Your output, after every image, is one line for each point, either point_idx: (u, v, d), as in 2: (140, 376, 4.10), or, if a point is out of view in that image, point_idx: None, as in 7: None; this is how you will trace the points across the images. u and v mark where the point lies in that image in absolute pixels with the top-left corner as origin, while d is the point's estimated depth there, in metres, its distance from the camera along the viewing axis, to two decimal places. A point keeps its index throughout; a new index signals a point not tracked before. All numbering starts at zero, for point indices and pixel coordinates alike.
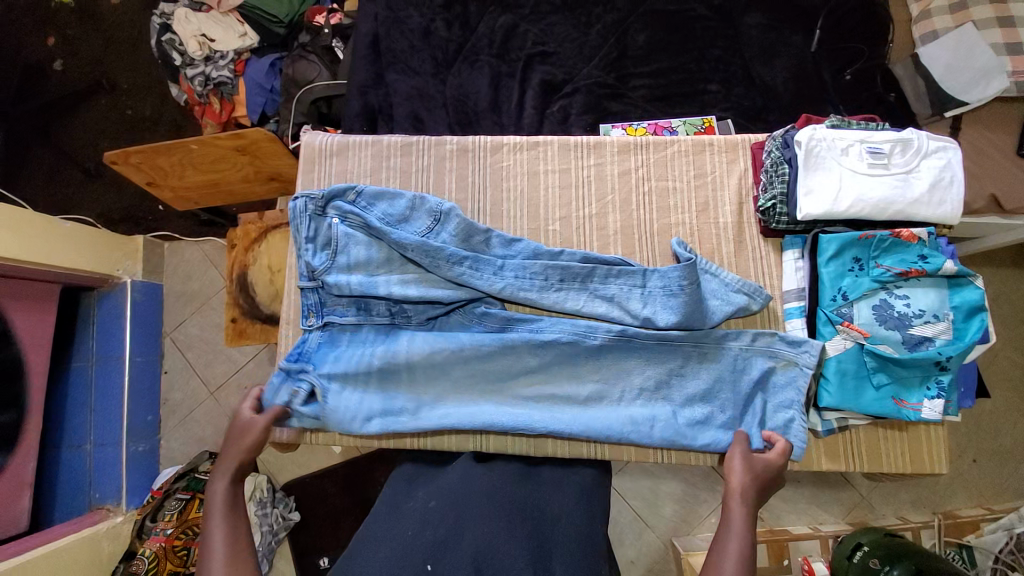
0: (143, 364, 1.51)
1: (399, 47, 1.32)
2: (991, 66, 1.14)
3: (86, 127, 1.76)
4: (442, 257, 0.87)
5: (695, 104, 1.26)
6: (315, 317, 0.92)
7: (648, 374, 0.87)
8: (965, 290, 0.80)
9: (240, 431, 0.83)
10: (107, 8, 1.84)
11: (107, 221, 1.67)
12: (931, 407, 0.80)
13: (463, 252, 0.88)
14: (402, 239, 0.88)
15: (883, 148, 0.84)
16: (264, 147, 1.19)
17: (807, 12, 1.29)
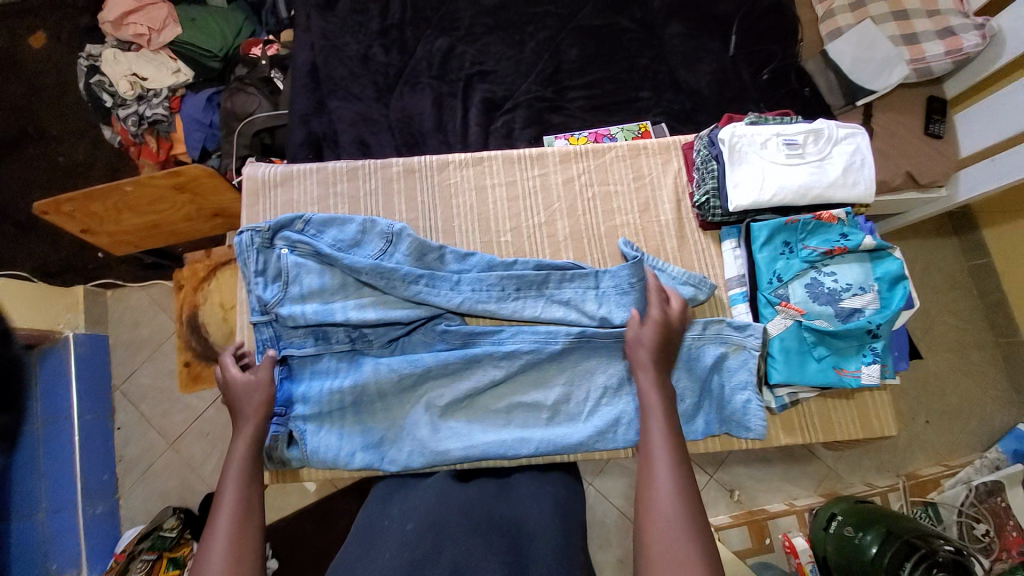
0: (92, 423, 1.42)
1: (338, 74, 1.33)
2: (892, 56, 1.25)
3: (13, 179, 1.66)
4: (397, 278, 0.88)
5: (630, 111, 1.33)
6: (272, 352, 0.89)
7: (611, 371, 0.89)
8: (886, 262, 0.87)
9: (246, 391, 0.83)
10: (28, 54, 1.76)
11: (43, 274, 1.57)
12: (870, 372, 0.85)
13: (418, 270, 0.89)
14: (355, 262, 0.88)
15: (797, 139, 0.91)
16: (204, 182, 1.16)
17: (722, 19, 1.38)
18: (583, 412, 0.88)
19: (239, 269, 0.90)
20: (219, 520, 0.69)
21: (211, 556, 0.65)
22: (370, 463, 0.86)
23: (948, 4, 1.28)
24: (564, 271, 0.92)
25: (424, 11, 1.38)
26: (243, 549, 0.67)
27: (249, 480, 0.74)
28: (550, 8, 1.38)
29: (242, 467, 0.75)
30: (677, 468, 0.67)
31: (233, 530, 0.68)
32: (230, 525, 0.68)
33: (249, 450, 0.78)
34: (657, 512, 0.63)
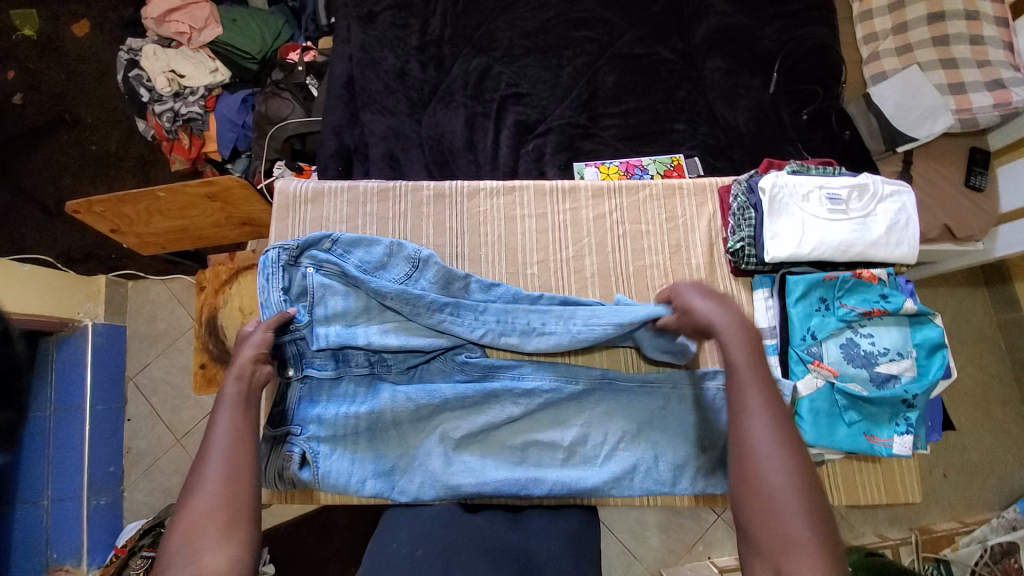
0: (105, 413, 1.43)
1: (374, 87, 1.34)
2: (936, 105, 1.23)
3: (47, 164, 1.70)
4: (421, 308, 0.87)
5: (663, 143, 1.31)
6: (293, 369, 0.89)
7: (631, 416, 0.87)
8: (925, 328, 0.85)
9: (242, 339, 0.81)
10: (70, 41, 1.80)
11: (68, 260, 1.60)
12: (902, 443, 0.82)
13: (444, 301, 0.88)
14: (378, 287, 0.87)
15: (841, 194, 0.89)
16: (235, 192, 1.17)
17: (764, 55, 1.35)
18: (599, 455, 0.86)
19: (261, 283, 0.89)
20: (211, 455, 0.68)
21: (203, 491, 0.65)
22: (380, 492, 0.85)
23: (999, 54, 1.24)
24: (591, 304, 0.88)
25: (464, 29, 1.38)
26: (235, 485, 0.67)
27: (242, 423, 0.72)
28: (590, 33, 1.37)
29: (236, 407, 0.73)
30: (786, 467, 0.60)
31: (225, 466, 0.68)
32: (221, 463, 0.68)
33: (242, 391, 0.75)
34: (769, 516, 0.58)
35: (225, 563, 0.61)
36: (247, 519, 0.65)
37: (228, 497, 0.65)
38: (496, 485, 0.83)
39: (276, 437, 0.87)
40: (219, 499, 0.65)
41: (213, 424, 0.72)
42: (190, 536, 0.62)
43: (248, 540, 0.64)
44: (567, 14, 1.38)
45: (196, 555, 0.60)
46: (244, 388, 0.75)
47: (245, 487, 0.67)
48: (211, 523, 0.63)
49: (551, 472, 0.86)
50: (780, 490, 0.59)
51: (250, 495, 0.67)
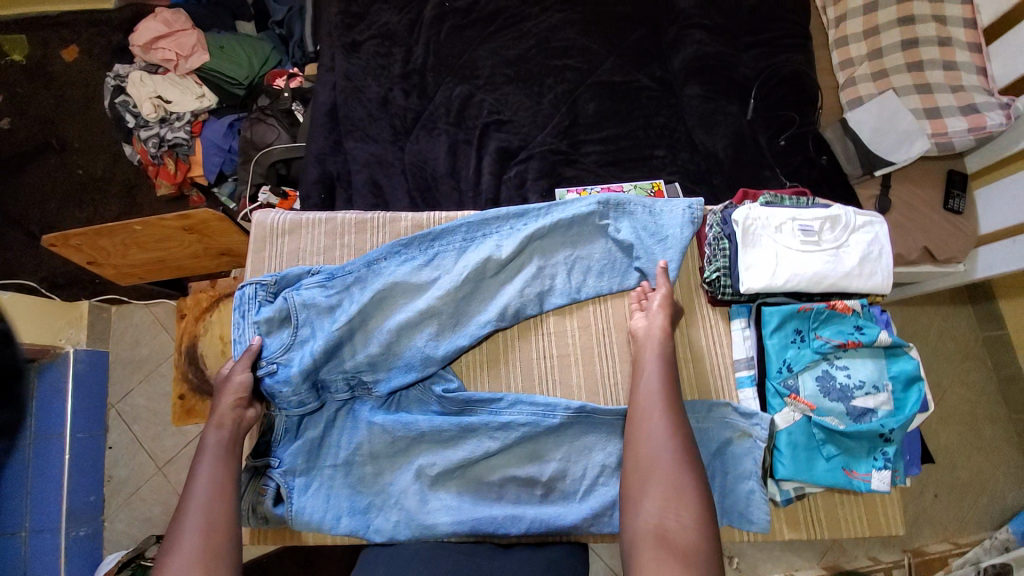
0: (86, 441, 1.40)
1: (357, 115, 1.35)
2: (912, 129, 1.25)
3: (34, 188, 1.70)
4: (399, 287, 0.90)
5: (644, 169, 1.33)
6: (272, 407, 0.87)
7: (611, 450, 0.86)
8: (901, 360, 0.85)
9: (224, 384, 0.84)
10: (59, 67, 1.81)
11: (51, 285, 1.58)
12: (880, 478, 0.82)
13: (421, 266, 0.92)
14: (354, 276, 0.91)
15: (813, 226, 0.90)
16: (213, 226, 1.19)
17: (742, 82, 1.38)
18: (579, 492, 0.85)
19: (235, 321, 0.88)
20: (189, 510, 0.72)
21: (181, 545, 0.68)
22: (355, 530, 0.83)
23: (973, 80, 1.27)
24: (593, 231, 0.96)
25: (447, 58, 1.40)
26: (213, 537, 0.70)
27: (221, 473, 0.76)
28: (570, 62, 1.39)
29: (219, 456, 0.78)
30: (673, 431, 0.75)
31: (203, 519, 0.71)
32: (199, 517, 0.71)
33: (224, 438, 0.80)
34: (655, 468, 0.73)
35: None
36: (225, 565, 0.68)
37: (206, 548, 0.69)
38: (474, 520, 0.82)
39: (257, 467, 0.85)
40: (196, 552, 0.68)
41: (193, 475, 0.76)
42: None
43: None
44: (548, 43, 1.40)
45: None
46: (225, 435, 0.80)
47: (225, 538, 0.70)
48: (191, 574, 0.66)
49: (528, 508, 0.84)
50: (664, 450, 0.74)
51: (229, 546, 0.70)
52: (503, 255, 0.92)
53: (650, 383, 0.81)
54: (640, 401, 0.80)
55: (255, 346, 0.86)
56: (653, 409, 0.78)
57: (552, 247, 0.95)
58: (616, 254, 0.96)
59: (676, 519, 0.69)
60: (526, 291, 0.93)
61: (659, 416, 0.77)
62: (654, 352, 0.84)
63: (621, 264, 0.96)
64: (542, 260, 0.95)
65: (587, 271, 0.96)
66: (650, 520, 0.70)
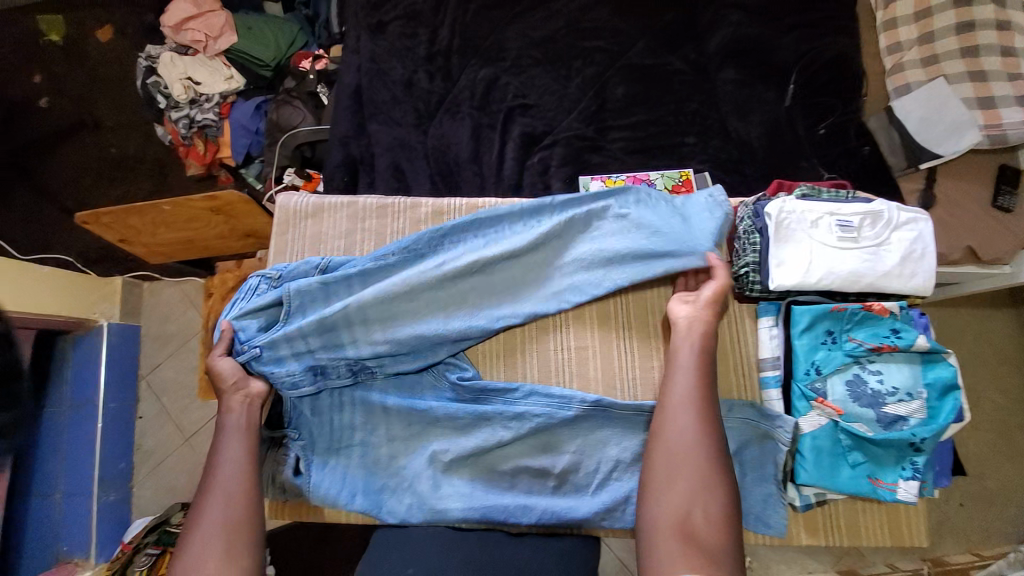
0: (117, 410, 1.47)
1: (381, 98, 1.34)
2: (963, 120, 1.18)
3: (70, 165, 1.75)
4: (400, 278, 0.88)
5: (672, 157, 1.28)
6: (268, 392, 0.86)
7: (625, 445, 0.85)
8: (938, 367, 0.81)
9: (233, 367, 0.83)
10: (95, 46, 1.85)
11: (86, 260, 1.64)
12: (907, 488, 0.79)
13: (425, 260, 0.91)
14: (358, 266, 0.88)
15: (853, 222, 0.85)
16: (238, 208, 1.21)
17: (781, 67, 1.31)
18: (591, 486, 0.85)
19: (233, 308, 0.89)
20: (214, 484, 0.75)
21: (207, 525, 0.72)
22: (368, 509, 0.84)
23: None
24: (617, 222, 0.94)
25: (473, 39, 1.37)
26: (234, 512, 0.73)
27: (241, 456, 0.78)
28: (601, 43, 1.34)
29: (236, 439, 0.79)
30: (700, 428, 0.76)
31: (225, 495, 0.74)
32: (223, 492, 0.74)
33: (242, 420, 0.81)
34: (682, 464, 0.74)
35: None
36: (245, 545, 0.71)
37: (228, 522, 0.72)
38: (484, 507, 0.83)
39: (274, 438, 0.89)
40: (219, 533, 0.71)
41: (214, 457, 0.78)
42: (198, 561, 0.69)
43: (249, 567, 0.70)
44: (578, 24, 1.36)
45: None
46: (248, 414, 0.81)
47: (245, 514, 0.73)
48: (213, 545, 0.70)
49: (540, 500, 0.84)
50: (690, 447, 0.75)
51: (249, 522, 0.73)
52: (508, 253, 0.90)
53: (681, 377, 0.80)
54: (671, 394, 0.80)
55: (229, 331, 0.85)
56: (685, 407, 0.77)
57: (572, 238, 0.94)
58: (643, 244, 0.91)
59: (702, 513, 0.71)
60: (544, 284, 0.92)
61: (690, 411, 0.77)
62: (688, 345, 0.82)
63: (651, 254, 0.91)
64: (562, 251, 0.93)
65: (612, 260, 0.92)
66: (674, 513, 0.71)
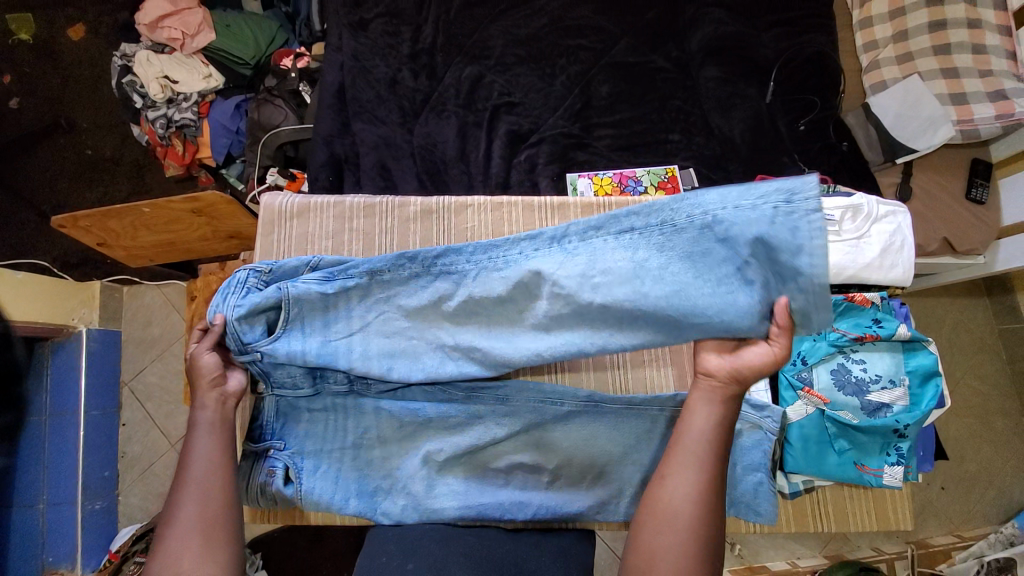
0: (99, 418, 1.43)
1: (365, 96, 1.32)
2: (937, 116, 1.20)
3: (44, 169, 1.70)
4: (400, 305, 0.84)
5: (657, 154, 1.29)
6: (268, 387, 0.86)
7: (617, 438, 0.86)
8: (919, 355, 0.83)
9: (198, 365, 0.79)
10: (66, 45, 1.79)
11: (64, 264, 1.60)
12: (891, 473, 0.82)
13: (428, 284, 0.83)
14: (354, 280, 0.83)
15: (834, 215, 0.88)
16: (222, 208, 1.18)
17: (762, 64, 1.33)
18: (585, 479, 0.86)
19: (222, 302, 0.82)
20: (187, 478, 0.71)
21: (181, 522, 0.68)
22: (362, 512, 0.84)
23: (1002, 64, 1.21)
24: (627, 269, 0.74)
25: (456, 37, 1.36)
26: (210, 508, 0.70)
27: (217, 451, 0.75)
28: (585, 41, 1.35)
29: (211, 431, 0.76)
30: (699, 495, 0.65)
31: (200, 488, 0.71)
32: (196, 492, 0.70)
33: (215, 416, 0.77)
34: (675, 516, 0.64)
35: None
36: (225, 539, 0.68)
37: (203, 518, 0.69)
38: (480, 503, 0.83)
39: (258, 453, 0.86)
40: (196, 526, 0.68)
41: (189, 449, 0.74)
42: (173, 557, 0.65)
43: (227, 562, 0.67)
44: (561, 21, 1.36)
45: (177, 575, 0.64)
46: (222, 411, 0.78)
47: (222, 509, 0.70)
48: (191, 540, 0.67)
49: (533, 494, 0.85)
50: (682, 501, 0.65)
51: (226, 518, 0.70)
52: (507, 279, 0.79)
53: (688, 447, 0.68)
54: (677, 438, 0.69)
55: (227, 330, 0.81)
56: (689, 458, 0.67)
57: (576, 295, 0.76)
58: (663, 305, 0.72)
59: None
60: (540, 344, 0.80)
61: (694, 460, 0.67)
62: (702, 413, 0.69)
63: (679, 313, 0.72)
64: (566, 304, 0.77)
65: (623, 319, 0.75)
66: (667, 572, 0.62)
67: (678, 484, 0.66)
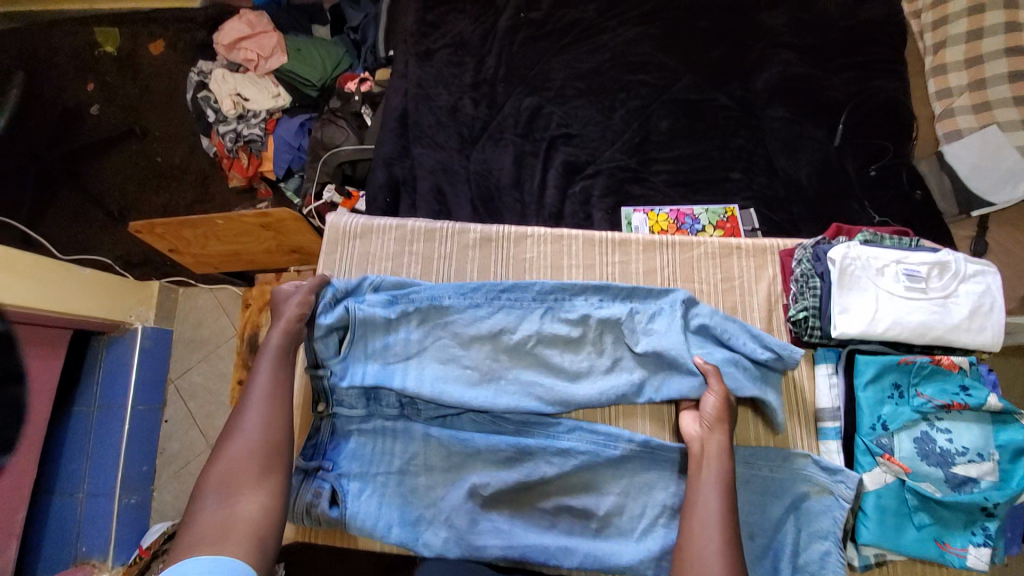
0: (144, 413, 1.47)
1: (426, 122, 1.36)
2: (1017, 168, 1.15)
3: (116, 172, 1.81)
4: (457, 332, 0.86)
5: (718, 192, 1.27)
6: (324, 405, 0.86)
7: (672, 490, 0.82)
8: (1011, 429, 0.77)
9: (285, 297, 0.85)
10: (147, 60, 1.93)
11: (125, 263, 1.68)
12: (978, 555, 0.75)
13: (489, 313, 0.87)
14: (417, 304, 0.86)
15: (920, 271, 0.84)
16: (289, 224, 1.23)
17: (830, 106, 1.30)
18: (634, 531, 0.82)
19: None
20: (249, 403, 0.73)
21: (244, 438, 0.70)
22: (404, 542, 0.82)
23: None
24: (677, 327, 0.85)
25: (519, 69, 1.39)
26: (271, 432, 0.72)
27: (280, 377, 0.77)
28: (646, 77, 1.36)
29: (275, 353, 0.78)
30: (722, 558, 0.66)
31: (261, 417, 0.72)
32: (260, 411, 0.72)
33: (286, 343, 0.80)
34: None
35: (258, 509, 0.66)
36: (282, 465, 0.71)
37: (262, 450, 0.70)
38: (524, 545, 0.80)
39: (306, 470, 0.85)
40: (256, 446, 0.70)
41: (256, 370, 0.77)
42: (232, 476, 0.67)
43: (279, 489, 0.69)
44: (623, 57, 1.37)
45: (234, 497, 0.66)
46: (290, 338, 0.81)
47: (278, 438, 0.72)
48: (248, 469, 0.68)
49: (577, 541, 0.81)
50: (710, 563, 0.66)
51: (284, 447, 0.72)
52: (570, 318, 0.87)
53: (702, 510, 0.71)
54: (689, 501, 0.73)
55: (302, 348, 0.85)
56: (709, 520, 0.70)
57: (630, 336, 0.86)
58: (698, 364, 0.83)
59: None
60: (599, 388, 0.84)
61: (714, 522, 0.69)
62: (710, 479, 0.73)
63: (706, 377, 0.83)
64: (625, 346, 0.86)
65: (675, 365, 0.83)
66: None
67: (703, 549, 0.68)
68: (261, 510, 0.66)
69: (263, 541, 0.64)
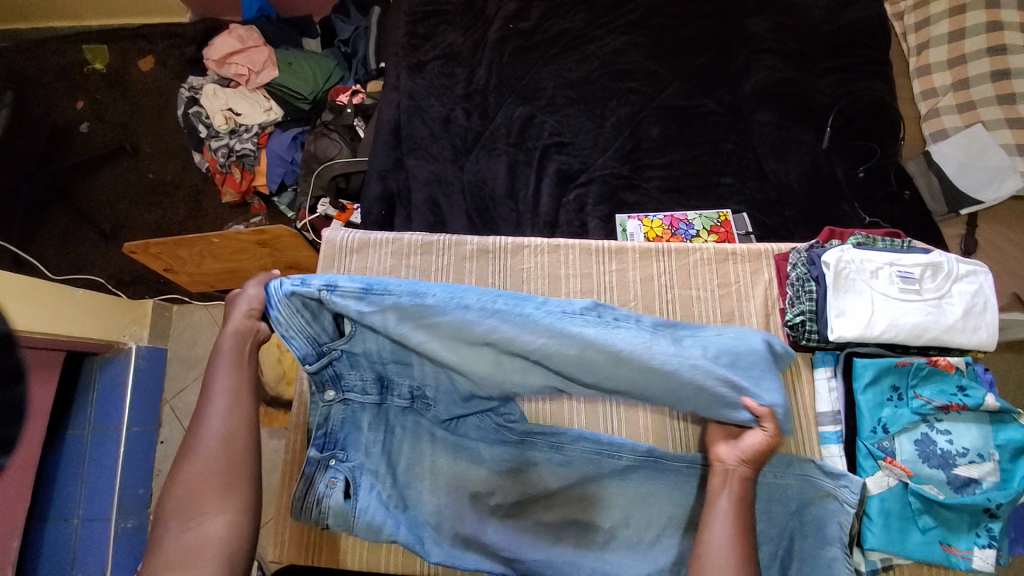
0: (139, 434, 1.44)
1: (420, 134, 1.36)
2: (1002, 166, 1.18)
3: (106, 190, 1.80)
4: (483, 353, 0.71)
5: (710, 197, 1.28)
6: (332, 389, 0.79)
7: (677, 503, 0.83)
8: (1009, 428, 0.78)
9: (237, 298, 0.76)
10: (136, 76, 1.93)
11: (118, 282, 1.67)
12: (982, 556, 0.75)
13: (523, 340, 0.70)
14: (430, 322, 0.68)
15: (914, 273, 0.85)
16: (285, 241, 1.22)
17: (818, 110, 1.32)
18: (640, 542, 0.82)
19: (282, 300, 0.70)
20: (207, 414, 0.69)
21: (203, 454, 0.67)
22: (410, 542, 0.81)
23: None
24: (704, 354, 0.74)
25: (509, 79, 1.40)
26: (235, 447, 0.68)
27: (241, 386, 0.72)
28: (636, 85, 1.37)
29: (231, 360, 0.72)
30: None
31: (222, 429, 0.68)
32: (219, 425, 0.68)
33: (242, 348, 0.73)
34: None
35: (225, 529, 0.64)
36: (247, 481, 0.67)
37: (228, 462, 0.67)
38: (528, 558, 0.80)
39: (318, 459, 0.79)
40: (219, 462, 0.67)
41: (211, 379, 0.71)
42: (196, 496, 0.65)
43: (243, 506, 0.66)
44: (612, 65, 1.39)
45: (198, 518, 0.64)
46: (243, 343, 0.73)
47: (241, 451, 0.68)
48: (212, 486, 0.65)
49: (580, 554, 0.81)
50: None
51: (248, 460, 0.68)
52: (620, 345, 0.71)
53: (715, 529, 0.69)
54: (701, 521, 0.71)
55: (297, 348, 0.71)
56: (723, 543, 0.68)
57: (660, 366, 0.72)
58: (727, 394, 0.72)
59: None
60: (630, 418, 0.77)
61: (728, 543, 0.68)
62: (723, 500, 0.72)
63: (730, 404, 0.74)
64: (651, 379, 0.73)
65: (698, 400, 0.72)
66: None
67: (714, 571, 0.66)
68: (224, 529, 0.64)
69: (230, 565, 0.63)
